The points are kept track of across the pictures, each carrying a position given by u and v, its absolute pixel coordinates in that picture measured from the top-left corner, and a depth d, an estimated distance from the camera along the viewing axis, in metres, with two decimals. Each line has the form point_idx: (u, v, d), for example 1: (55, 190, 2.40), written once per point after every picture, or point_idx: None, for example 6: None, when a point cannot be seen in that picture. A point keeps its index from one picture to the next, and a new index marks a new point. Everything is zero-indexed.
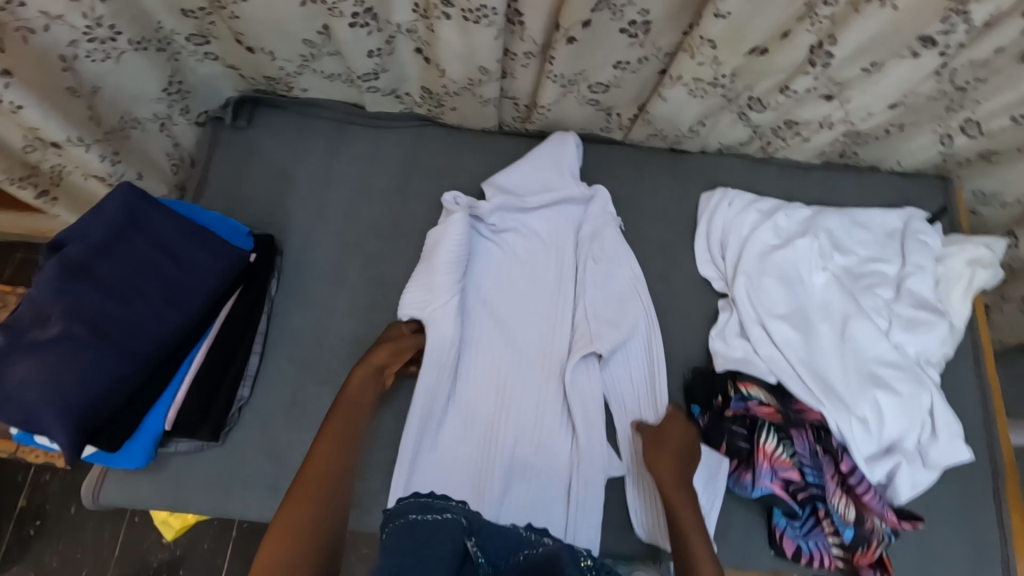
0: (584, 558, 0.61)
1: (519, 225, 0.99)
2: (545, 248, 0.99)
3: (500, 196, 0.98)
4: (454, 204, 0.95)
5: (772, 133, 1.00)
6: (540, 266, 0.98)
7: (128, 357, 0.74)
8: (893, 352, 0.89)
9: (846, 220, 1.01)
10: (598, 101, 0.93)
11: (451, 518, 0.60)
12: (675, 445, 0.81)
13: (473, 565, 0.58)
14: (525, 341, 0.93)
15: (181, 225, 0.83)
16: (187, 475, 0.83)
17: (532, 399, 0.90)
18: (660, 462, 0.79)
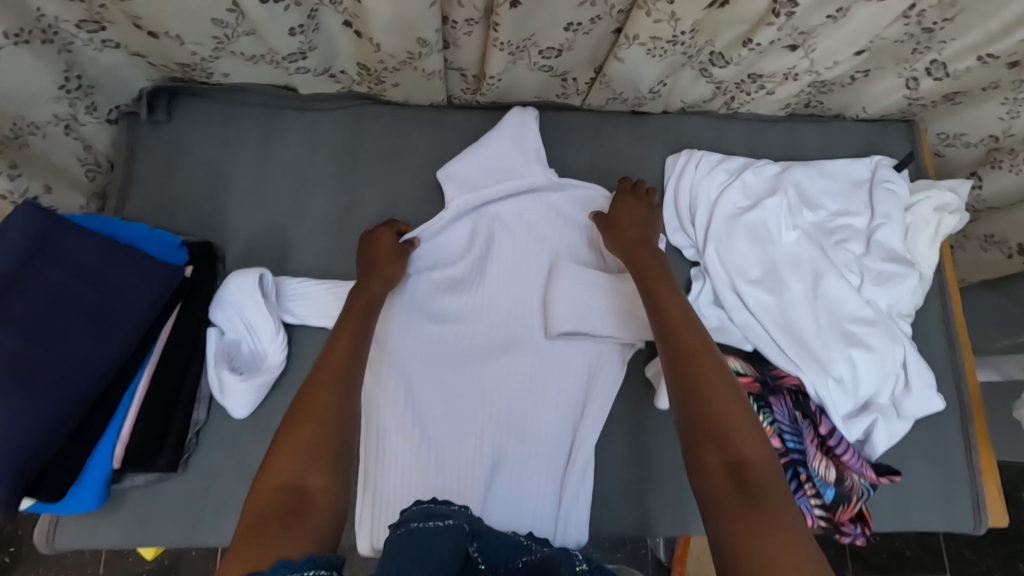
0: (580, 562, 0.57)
1: (494, 220, 0.95)
2: (530, 242, 0.95)
3: (461, 196, 0.93)
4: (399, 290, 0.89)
5: (736, 87, 0.96)
6: (519, 260, 0.94)
7: (58, 404, 0.64)
8: (865, 308, 0.88)
9: (813, 173, 0.99)
10: (551, 66, 0.87)
11: (454, 523, 0.58)
12: (639, 242, 0.86)
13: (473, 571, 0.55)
14: (482, 330, 0.91)
15: (101, 243, 0.72)
16: (149, 506, 0.79)
17: (515, 397, 0.88)
18: (653, 276, 0.80)
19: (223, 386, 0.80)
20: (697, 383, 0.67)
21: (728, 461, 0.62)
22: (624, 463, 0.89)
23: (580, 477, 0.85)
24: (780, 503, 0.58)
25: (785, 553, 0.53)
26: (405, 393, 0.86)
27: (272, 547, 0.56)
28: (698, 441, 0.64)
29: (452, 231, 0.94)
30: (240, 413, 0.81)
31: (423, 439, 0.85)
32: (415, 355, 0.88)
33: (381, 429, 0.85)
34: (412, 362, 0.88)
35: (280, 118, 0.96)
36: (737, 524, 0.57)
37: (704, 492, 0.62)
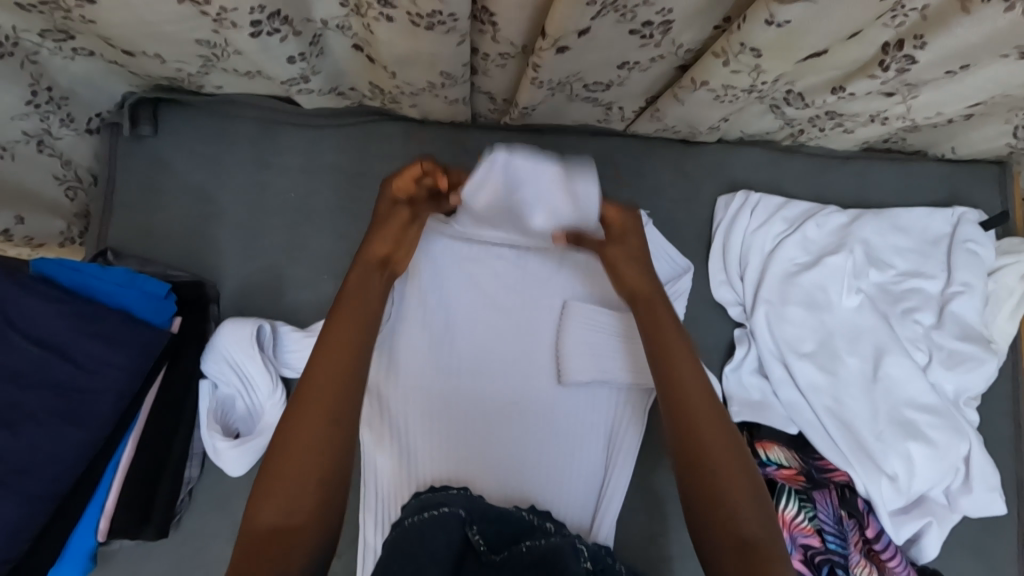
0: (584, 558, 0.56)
1: (503, 246, 0.84)
2: (538, 261, 0.84)
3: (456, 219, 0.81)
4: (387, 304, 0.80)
5: (808, 122, 0.82)
6: (526, 280, 0.84)
7: (27, 502, 0.57)
8: (929, 394, 0.78)
9: (883, 225, 0.86)
10: (596, 97, 0.74)
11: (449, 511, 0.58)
12: (639, 252, 0.65)
13: (475, 559, 0.54)
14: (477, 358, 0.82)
15: (68, 307, 0.63)
16: (141, 567, 0.76)
17: (524, 418, 0.81)
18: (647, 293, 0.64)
19: (219, 451, 0.74)
20: (696, 459, 0.57)
21: (738, 543, 0.53)
22: (644, 541, 0.83)
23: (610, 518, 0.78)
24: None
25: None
26: (402, 451, 0.79)
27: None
28: (704, 510, 0.55)
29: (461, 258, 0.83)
30: (239, 470, 0.76)
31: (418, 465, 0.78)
32: (406, 392, 0.80)
33: (376, 494, 0.77)
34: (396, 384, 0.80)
35: (280, 135, 0.85)
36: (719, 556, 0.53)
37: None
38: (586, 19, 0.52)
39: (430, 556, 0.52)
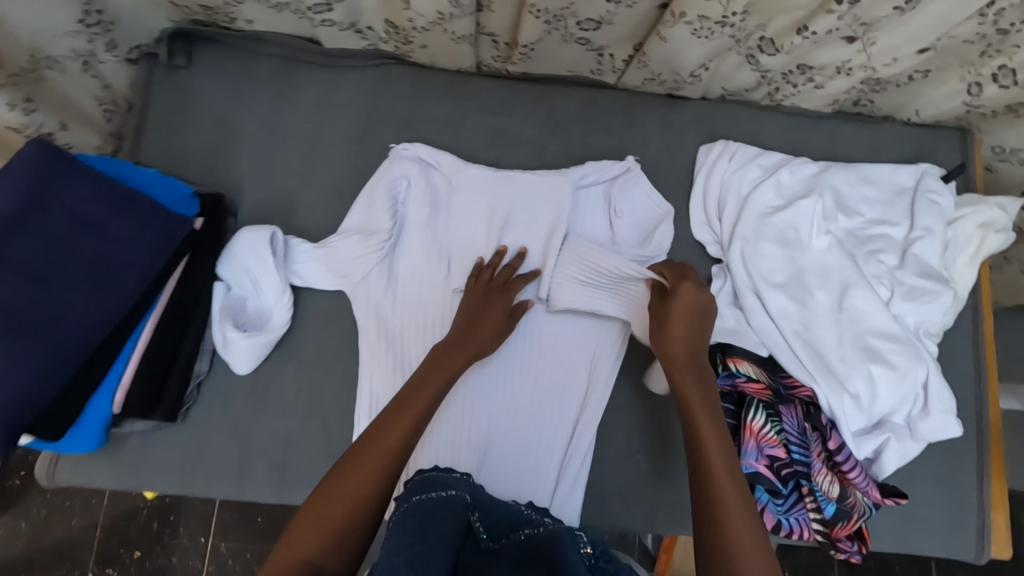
0: (584, 545, 0.61)
1: (493, 192, 0.89)
2: (523, 215, 0.89)
3: (448, 158, 0.89)
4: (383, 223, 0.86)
5: (782, 78, 0.90)
6: (514, 231, 0.89)
7: (58, 352, 0.64)
8: (892, 324, 0.84)
9: (852, 176, 0.94)
10: (588, 39, 0.82)
11: (454, 496, 0.64)
12: (687, 330, 0.75)
13: (473, 539, 0.61)
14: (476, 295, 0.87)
15: (106, 188, 0.69)
16: (147, 455, 0.80)
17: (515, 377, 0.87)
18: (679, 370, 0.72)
19: (229, 347, 0.80)
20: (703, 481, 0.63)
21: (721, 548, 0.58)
22: (624, 458, 0.86)
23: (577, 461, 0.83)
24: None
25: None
26: (400, 370, 0.83)
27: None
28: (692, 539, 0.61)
29: (465, 195, 0.89)
30: (246, 367, 0.82)
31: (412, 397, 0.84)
32: (400, 323, 0.85)
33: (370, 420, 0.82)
34: (389, 312, 0.86)
35: (300, 72, 0.93)
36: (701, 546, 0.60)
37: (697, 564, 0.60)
38: None
39: (436, 537, 0.57)
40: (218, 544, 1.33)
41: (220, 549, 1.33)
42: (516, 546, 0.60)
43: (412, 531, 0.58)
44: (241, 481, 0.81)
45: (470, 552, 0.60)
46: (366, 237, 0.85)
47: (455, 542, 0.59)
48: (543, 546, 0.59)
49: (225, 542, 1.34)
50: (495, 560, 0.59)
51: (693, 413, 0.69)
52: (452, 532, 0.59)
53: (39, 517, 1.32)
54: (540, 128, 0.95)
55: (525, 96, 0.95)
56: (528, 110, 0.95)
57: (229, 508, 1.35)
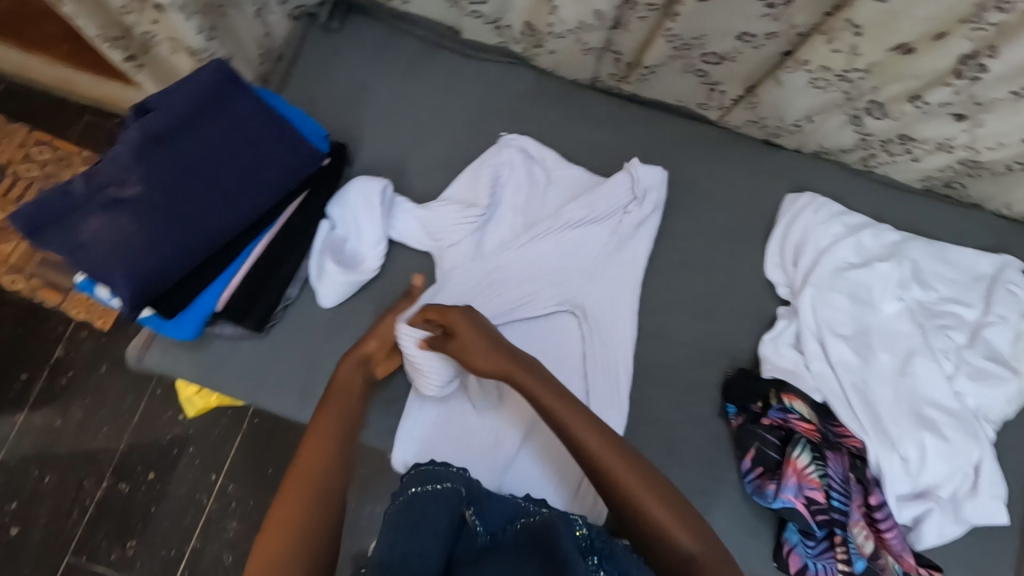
0: (579, 528, 0.62)
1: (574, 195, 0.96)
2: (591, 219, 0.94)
3: (549, 156, 0.98)
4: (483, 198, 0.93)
5: (880, 145, 0.94)
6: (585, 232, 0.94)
7: (198, 239, 0.74)
8: (952, 399, 0.85)
9: (932, 252, 0.95)
10: (706, 72, 0.89)
11: (451, 488, 0.68)
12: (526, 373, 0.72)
13: (469, 532, 0.65)
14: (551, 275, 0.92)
15: (264, 113, 0.81)
16: (225, 359, 0.87)
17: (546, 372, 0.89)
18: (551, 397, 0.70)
19: (322, 277, 0.87)
20: (638, 513, 0.64)
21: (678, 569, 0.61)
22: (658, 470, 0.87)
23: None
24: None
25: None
26: None
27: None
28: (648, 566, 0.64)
29: (558, 190, 0.97)
30: (332, 299, 0.88)
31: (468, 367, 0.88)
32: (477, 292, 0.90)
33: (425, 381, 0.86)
34: (471, 279, 0.91)
35: (434, 55, 1.03)
36: None
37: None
38: None
39: (430, 534, 0.63)
40: (226, 485, 1.38)
41: (227, 490, 1.38)
42: (514, 539, 0.62)
43: (407, 530, 0.63)
44: (301, 403, 0.86)
45: (469, 545, 0.63)
46: (465, 209, 0.92)
47: (450, 536, 0.63)
48: (542, 537, 0.60)
49: (233, 485, 1.38)
50: (492, 553, 0.61)
51: (626, 489, 0.64)
52: (445, 529, 0.63)
53: (75, 418, 1.41)
54: (637, 147, 1.01)
55: (631, 115, 1.02)
56: (631, 128, 1.01)
57: (245, 453, 1.40)
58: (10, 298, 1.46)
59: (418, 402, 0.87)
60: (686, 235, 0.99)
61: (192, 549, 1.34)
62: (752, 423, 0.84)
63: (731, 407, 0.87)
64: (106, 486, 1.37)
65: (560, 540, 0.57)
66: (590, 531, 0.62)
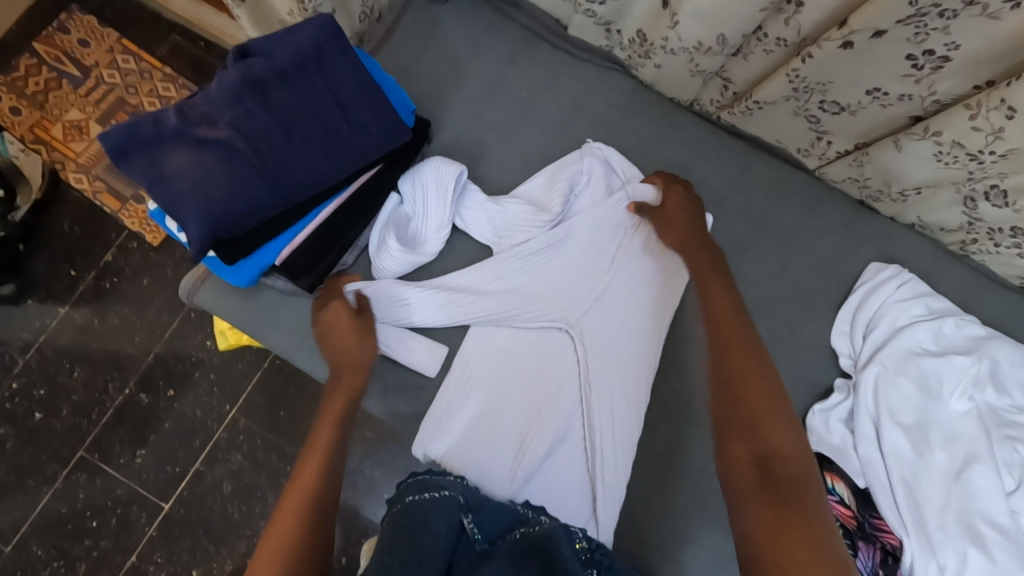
0: (579, 540, 0.65)
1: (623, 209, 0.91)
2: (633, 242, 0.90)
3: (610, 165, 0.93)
4: (553, 204, 0.90)
5: (987, 233, 0.87)
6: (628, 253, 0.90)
7: (273, 192, 0.74)
8: (1008, 518, 0.79)
9: (1017, 355, 0.88)
10: (819, 120, 0.84)
11: (449, 495, 0.67)
12: (685, 220, 0.85)
13: (467, 541, 0.65)
14: (579, 302, 0.88)
15: (361, 77, 0.79)
16: (272, 312, 0.87)
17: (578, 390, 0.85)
18: (708, 282, 0.79)
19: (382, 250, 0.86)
20: (737, 386, 0.68)
21: (756, 453, 0.63)
22: (677, 517, 0.83)
23: (615, 489, 0.81)
24: (810, 498, 0.58)
25: (806, 551, 0.53)
26: (512, 337, 0.87)
27: (312, 538, 0.60)
28: (727, 433, 0.66)
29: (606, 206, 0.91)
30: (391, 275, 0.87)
31: (504, 370, 0.86)
32: (525, 294, 0.88)
33: (459, 373, 0.86)
34: (523, 281, 0.88)
35: (534, 45, 1.00)
36: (760, 515, 0.58)
37: (730, 483, 0.63)
38: (893, 21, 0.63)
39: (432, 539, 0.62)
40: (238, 419, 1.41)
41: (238, 424, 1.41)
42: (510, 549, 0.63)
43: (406, 536, 0.62)
44: None
45: (468, 553, 0.64)
46: (534, 211, 0.90)
47: (450, 543, 0.63)
48: (541, 548, 0.61)
49: (244, 420, 1.41)
50: (491, 559, 0.62)
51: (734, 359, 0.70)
52: (445, 534, 0.63)
53: (112, 323, 1.45)
54: (724, 181, 0.96)
55: (723, 146, 0.97)
56: (721, 160, 0.97)
57: (262, 393, 1.43)
58: (72, 196, 1.50)
59: (450, 395, 0.85)
60: (754, 282, 0.94)
61: (196, 471, 1.38)
62: None
63: None
64: (128, 393, 1.42)
65: (565, 556, 0.59)
66: (590, 544, 0.65)
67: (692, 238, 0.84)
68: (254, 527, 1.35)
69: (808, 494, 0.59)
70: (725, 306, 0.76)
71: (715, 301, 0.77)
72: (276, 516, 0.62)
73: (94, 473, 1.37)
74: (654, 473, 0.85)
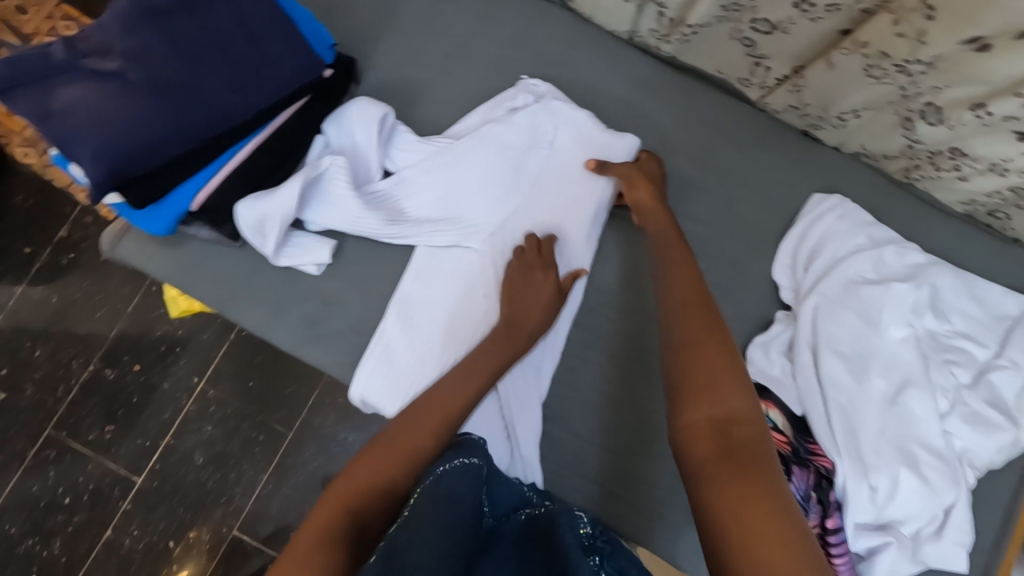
0: (583, 526, 0.57)
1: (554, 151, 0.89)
2: (562, 184, 0.88)
3: (544, 105, 0.89)
4: (488, 142, 0.87)
5: (927, 157, 0.85)
6: (555, 196, 0.88)
7: (178, 128, 0.71)
8: (940, 439, 0.80)
9: (955, 281, 0.87)
10: (753, 42, 0.82)
11: (478, 464, 0.62)
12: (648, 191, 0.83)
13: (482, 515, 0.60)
14: (488, 236, 0.85)
15: (269, 8, 0.77)
16: (198, 262, 0.84)
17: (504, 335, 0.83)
18: (672, 257, 0.75)
19: (268, 237, 0.78)
20: (696, 345, 0.63)
21: (713, 416, 0.58)
22: (619, 453, 0.83)
23: (533, 415, 0.82)
24: (771, 473, 0.53)
25: (772, 533, 0.48)
26: (453, 279, 0.85)
27: (381, 502, 0.59)
28: (685, 396, 0.60)
29: (498, 127, 0.87)
30: (313, 229, 0.86)
31: (440, 313, 0.83)
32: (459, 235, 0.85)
33: (396, 314, 0.83)
34: (464, 219, 0.86)
35: None
36: (719, 492, 0.52)
37: (686, 454, 0.57)
38: None
39: (455, 522, 0.54)
40: (208, 391, 1.39)
41: (208, 395, 1.39)
42: (519, 531, 0.59)
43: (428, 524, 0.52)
44: (270, 320, 0.84)
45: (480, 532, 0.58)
46: (468, 147, 0.86)
47: (472, 519, 0.57)
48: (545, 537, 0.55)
49: (213, 390, 1.39)
50: (500, 545, 0.57)
51: (689, 327, 0.65)
52: (471, 508, 0.57)
53: (71, 298, 1.42)
54: (666, 115, 0.94)
55: (665, 80, 0.95)
56: (663, 94, 0.94)
57: (229, 361, 1.42)
58: (22, 170, 1.45)
59: (387, 338, 0.83)
60: (698, 220, 0.93)
61: (167, 444, 1.36)
62: None
63: None
64: (93, 369, 1.39)
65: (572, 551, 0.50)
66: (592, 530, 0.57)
67: (657, 212, 0.82)
68: (230, 494, 1.34)
69: (768, 468, 0.53)
70: (690, 281, 0.71)
71: (678, 280, 0.71)
72: (328, 495, 0.60)
73: (63, 450, 1.35)
74: (595, 410, 0.85)
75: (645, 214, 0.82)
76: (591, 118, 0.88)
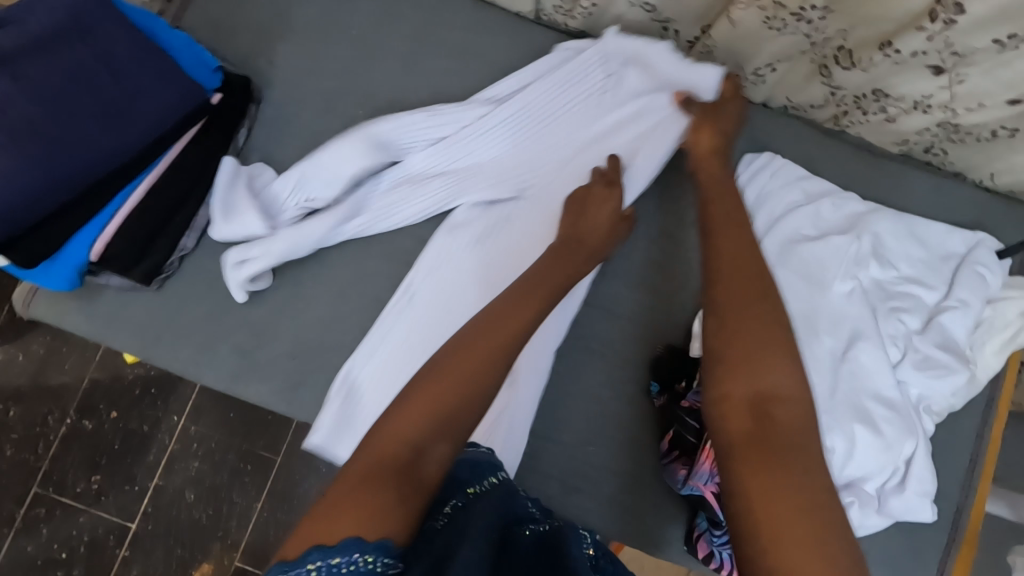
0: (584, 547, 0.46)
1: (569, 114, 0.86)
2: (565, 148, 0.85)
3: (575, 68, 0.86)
4: (489, 117, 0.84)
5: (853, 102, 0.82)
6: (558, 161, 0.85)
7: (50, 179, 0.68)
8: (894, 389, 0.78)
9: (898, 226, 0.85)
10: (654, 7, 0.81)
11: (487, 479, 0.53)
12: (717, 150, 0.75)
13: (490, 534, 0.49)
14: (489, 218, 0.83)
15: (135, 38, 0.75)
16: (119, 310, 0.82)
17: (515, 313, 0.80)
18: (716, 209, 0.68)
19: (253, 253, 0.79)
20: (735, 311, 0.57)
21: (752, 393, 0.53)
22: (576, 446, 0.82)
23: (534, 389, 0.79)
24: (809, 460, 0.49)
25: (798, 529, 0.45)
26: (453, 281, 0.81)
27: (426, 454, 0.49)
28: (721, 367, 0.55)
29: (511, 104, 0.85)
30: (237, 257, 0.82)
31: (431, 311, 0.80)
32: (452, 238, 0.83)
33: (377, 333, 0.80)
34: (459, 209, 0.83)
35: None
36: (748, 480, 0.48)
37: (718, 431, 0.53)
38: None
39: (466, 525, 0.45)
40: (189, 427, 1.36)
41: (190, 431, 1.36)
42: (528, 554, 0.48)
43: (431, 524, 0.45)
44: (200, 359, 0.81)
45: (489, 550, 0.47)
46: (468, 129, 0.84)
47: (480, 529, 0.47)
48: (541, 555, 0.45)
49: (195, 426, 1.36)
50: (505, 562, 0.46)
51: (728, 290, 0.59)
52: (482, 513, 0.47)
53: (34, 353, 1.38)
54: None
55: None
56: None
57: (206, 396, 1.39)
58: None
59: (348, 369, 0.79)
60: None
61: (155, 485, 1.33)
62: (673, 405, 0.78)
63: (655, 385, 0.82)
64: (71, 423, 1.35)
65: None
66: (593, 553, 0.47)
67: (715, 162, 0.74)
68: (225, 528, 1.31)
69: (806, 454, 0.49)
70: (735, 233, 0.65)
71: (718, 238, 0.64)
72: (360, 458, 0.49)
73: (52, 506, 1.32)
74: (546, 406, 0.83)
75: (702, 164, 0.75)
76: (668, 49, 0.83)
